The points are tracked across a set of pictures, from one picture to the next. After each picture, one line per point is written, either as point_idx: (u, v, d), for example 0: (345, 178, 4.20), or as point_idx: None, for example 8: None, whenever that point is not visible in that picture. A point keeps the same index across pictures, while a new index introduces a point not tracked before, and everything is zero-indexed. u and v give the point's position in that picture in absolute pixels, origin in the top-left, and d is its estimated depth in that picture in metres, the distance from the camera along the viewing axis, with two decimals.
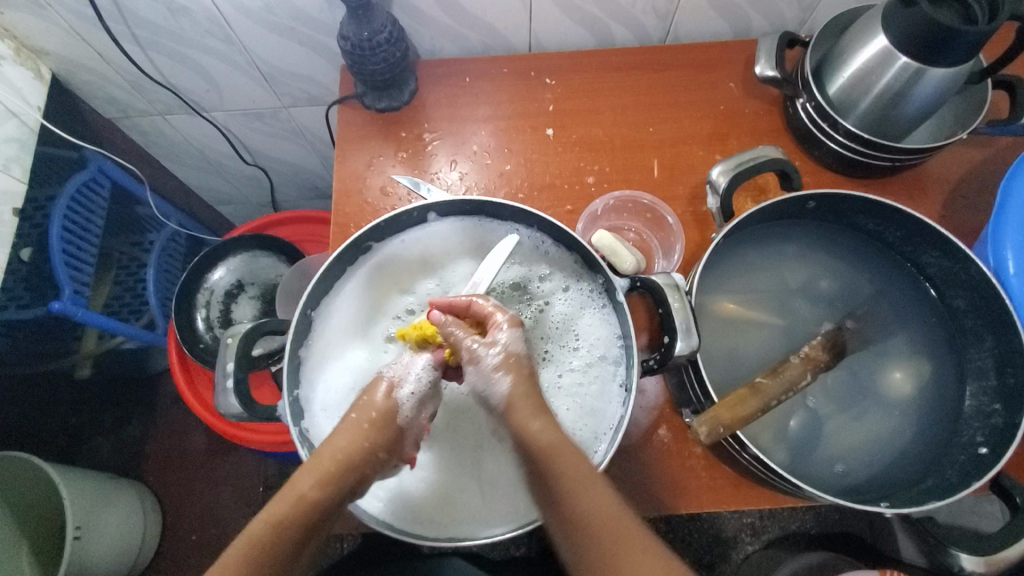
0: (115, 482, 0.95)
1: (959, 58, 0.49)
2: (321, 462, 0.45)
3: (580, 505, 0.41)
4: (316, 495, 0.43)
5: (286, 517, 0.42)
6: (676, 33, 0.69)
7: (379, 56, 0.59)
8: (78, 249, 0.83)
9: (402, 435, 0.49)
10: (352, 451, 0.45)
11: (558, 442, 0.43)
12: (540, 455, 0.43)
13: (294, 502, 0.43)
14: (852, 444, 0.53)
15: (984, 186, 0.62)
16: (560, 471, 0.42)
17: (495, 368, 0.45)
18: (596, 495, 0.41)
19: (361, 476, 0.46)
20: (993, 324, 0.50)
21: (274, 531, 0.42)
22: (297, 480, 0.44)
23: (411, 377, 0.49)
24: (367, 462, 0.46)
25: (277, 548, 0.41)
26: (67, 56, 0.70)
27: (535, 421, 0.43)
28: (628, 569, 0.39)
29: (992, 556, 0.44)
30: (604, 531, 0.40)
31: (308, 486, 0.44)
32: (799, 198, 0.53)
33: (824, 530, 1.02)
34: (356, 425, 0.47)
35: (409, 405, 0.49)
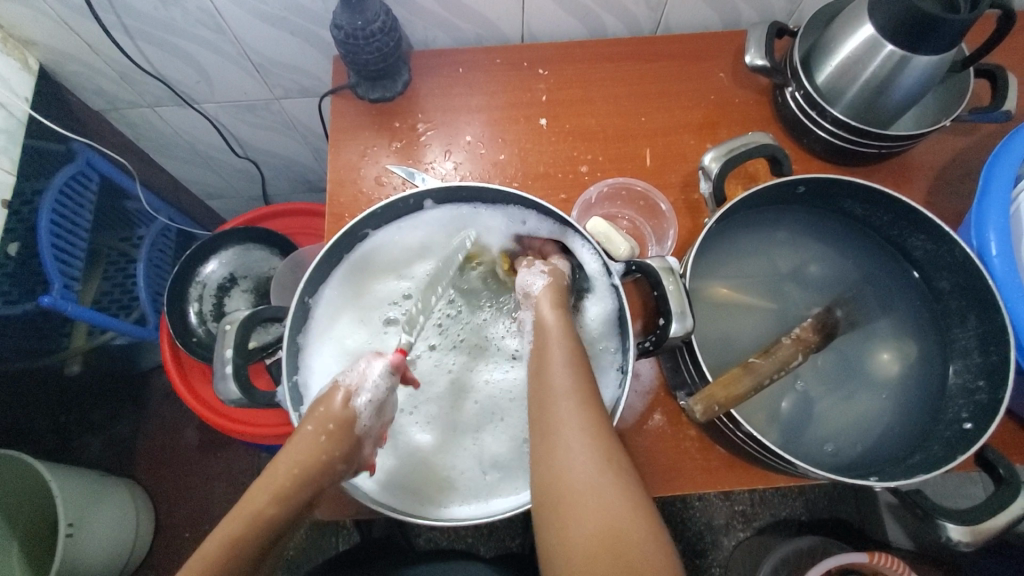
0: (106, 480, 0.94)
1: (943, 46, 0.50)
2: (276, 478, 0.45)
3: (553, 373, 0.46)
4: (273, 511, 0.44)
5: (243, 536, 0.43)
6: (667, 23, 0.70)
7: (373, 45, 0.59)
8: (66, 243, 0.82)
9: (359, 442, 0.49)
10: (310, 464, 0.46)
11: (560, 328, 0.50)
12: (543, 334, 0.50)
13: (251, 520, 0.44)
14: (841, 424, 0.54)
15: (967, 172, 0.64)
16: (552, 346, 0.48)
17: (536, 274, 0.54)
18: (567, 367, 0.46)
19: (318, 487, 0.46)
20: (977, 304, 0.51)
21: (231, 548, 0.42)
22: (252, 496, 0.45)
23: (368, 386, 0.49)
24: (325, 473, 0.46)
25: (235, 563, 0.42)
26: (54, 47, 0.69)
27: (550, 305, 0.51)
28: (569, 431, 0.43)
29: (977, 525, 0.45)
30: (565, 398, 0.45)
31: (264, 504, 0.44)
32: (790, 183, 0.53)
33: (814, 516, 1.02)
34: (312, 437, 0.46)
35: (368, 413, 0.49)
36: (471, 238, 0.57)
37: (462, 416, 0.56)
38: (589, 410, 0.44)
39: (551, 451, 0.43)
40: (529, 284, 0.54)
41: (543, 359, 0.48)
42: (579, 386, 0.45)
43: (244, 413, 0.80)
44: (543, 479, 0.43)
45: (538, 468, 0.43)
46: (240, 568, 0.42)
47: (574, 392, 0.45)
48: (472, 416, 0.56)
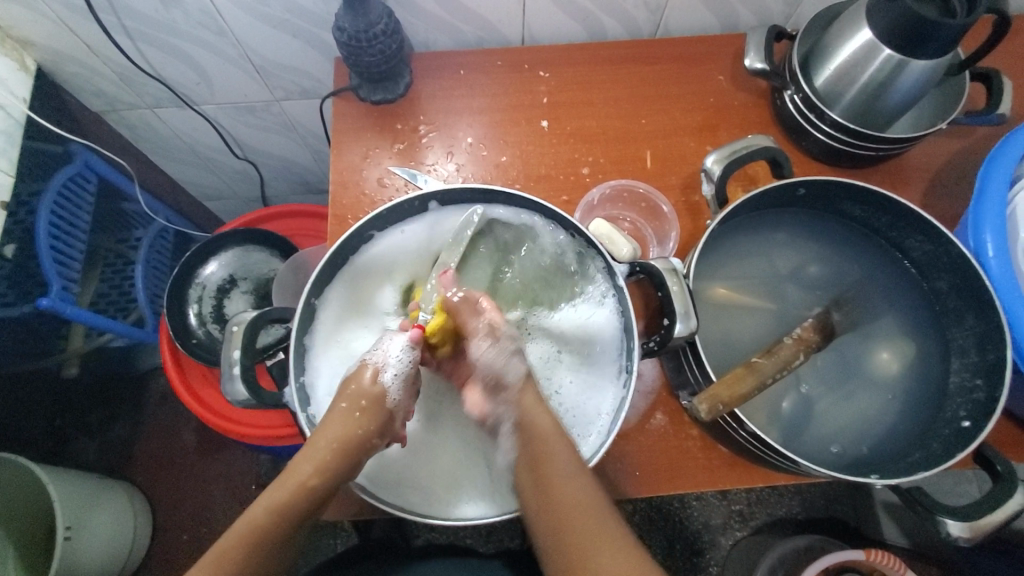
0: (103, 483, 0.94)
1: (940, 50, 0.51)
2: (317, 451, 0.46)
3: (560, 490, 0.45)
4: (316, 482, 0.46)
5: (287, 503, 0.45)
6: (666, 27, 0.71)
7: (375, 48, 0.59)
8: (63, 244, 0.81)
9: (391, 417, 0.50)
10: (347, 439, 0.47)
11: (556, 438, 0.47)
12: (537, 439, 0.48)
13: (295, 488, 0.45)
14: (841, 423, 0.55)
15: (962, 175, 0.65)
16: (547, 457, 0.47)
17: (509, 357, 0.50)
18: (575, 483, 0.46)
19: (357, 461, 0.47)
20: (974, 304, 0.52)
21: (276, 516, 0.44)
22: (295, 467, 0.46)
23: (393, 363, 0.50)
24: (362, 446, 0.47)
25: (279, 529, 0.44)
26: (52, 47, 0.69)
27: (533, 401, 0.49)
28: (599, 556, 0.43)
29: (975, 521, 0.46)
30: (584, 527, 0.44)
31: (308, 474, 0.46)
32: (790, 185, 0.54)
33: (811, 515, 1.03)
34: (349, 414, 0.48)
35: (395, 388, 0.50)
36: (478, 215, 0.56)
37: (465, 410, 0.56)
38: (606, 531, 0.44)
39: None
40: (501, 369, 0.50)
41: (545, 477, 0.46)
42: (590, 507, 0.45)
43: (244, 415, 0.81)
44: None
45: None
46: (286, 532, 0.44)
47: (589, 514, 0.45)
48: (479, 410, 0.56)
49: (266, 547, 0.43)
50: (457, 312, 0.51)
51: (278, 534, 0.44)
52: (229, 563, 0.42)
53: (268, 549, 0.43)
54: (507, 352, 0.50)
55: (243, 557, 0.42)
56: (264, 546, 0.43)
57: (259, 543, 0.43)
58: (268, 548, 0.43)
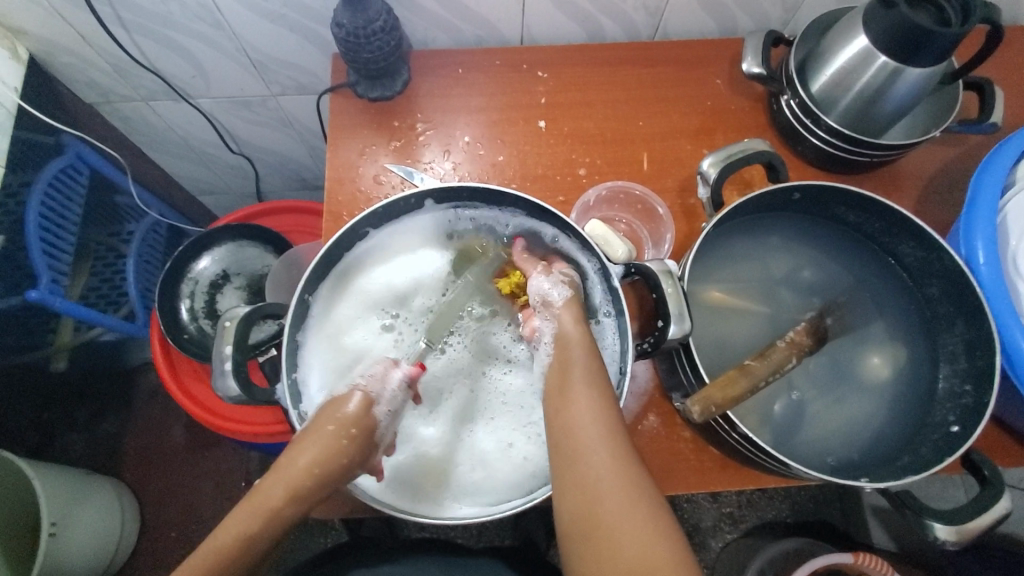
0: (90, 478, 0.92)
1: (934, 58, 0.52)
2: (291, 475, 0.45)
3: (577, 393, 0.47)
4: (291, 510, 0.45)
5: (257, 531, 0.43)
6: (664, 30, 0.71)
7: (374, 44, 0.59)
8: (53, 237, 0.80)
9: (375, 447, 0.51)
10: (327, 466, 0.46)
11: (584, 350, 0.50)
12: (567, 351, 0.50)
13: (266, 516, 0.44)
14: (833, 427, 0.55)
15: (955, 183, 0.66)
16: (573, 363, 0.49)
17: (555, 283, 0.54)
18: (593, 396, 0.46)
19: (334, 485, 0.47)
20: (965, 311, 0.53)
21: (244, 544, 0.42)
22: (267, 490, 0.45)
23: (382, 407, 0.52)
24: (343, 477, 0.47)
25: (245, 559, 0.42)
26: (45, 37, 0.68)
27: (572, 318, 0.51)
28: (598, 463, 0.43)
29: (961, 525, 0.46)
30: (589, 427, 0.45)
31: (281, 501, 0.45)
32: (785, 190, 0.55)
33: (800, 517, 1.04)
34: (335, 442, 0.47)
35: (384, 421, 0.52)
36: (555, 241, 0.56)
37: (457, 411, 0.56)
38: (614, 447, 0.44)
39: (578, 484, 0.43)
40: (547, 292, 0.54)
41: (566, 392, 0.48)
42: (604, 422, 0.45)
43: (234, 411, 0.80)
44: (573, 511, 0.43)
45: (567, 506, 0.43)
46: (254, 559, 0.43)
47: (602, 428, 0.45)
48: (472, 410, 0.56)
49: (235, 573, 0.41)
50: (522, 261, 0.57)
51: (245, 560, 0.42)
52: None
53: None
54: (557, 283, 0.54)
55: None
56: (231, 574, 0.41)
57: (224, 568, 0.41)
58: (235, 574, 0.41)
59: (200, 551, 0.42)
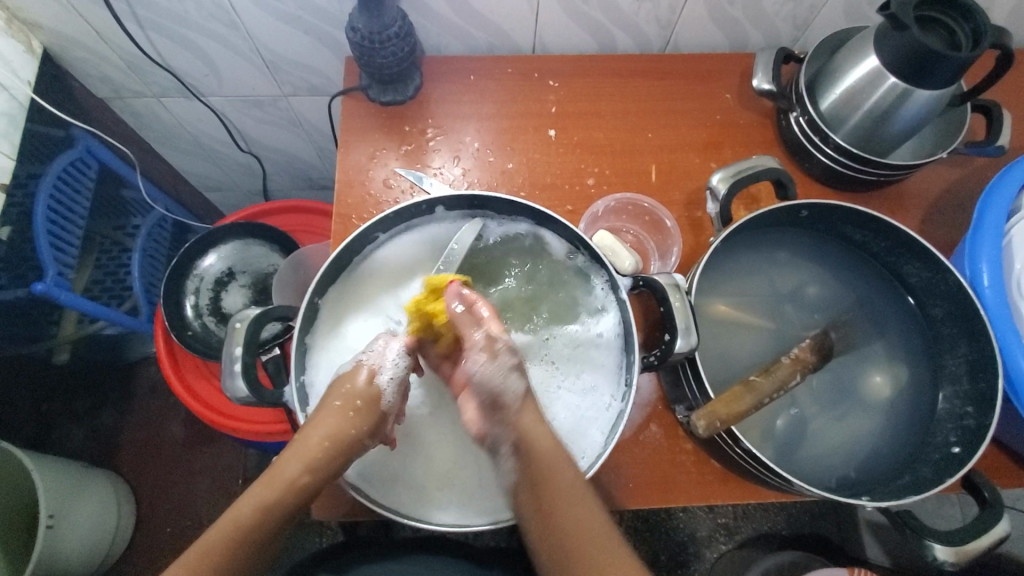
0: (88, 471, 0.93)
1: (943, 81, 0.52)
2: (305, 450, 0.46)
3: (536, 456, 0.45)
4: (305, 481, 0.46)
5: (275, 501, 0.45)
6: (676, 43, 0.72)
7: (388, 49, 0.60)
8: (60, 230, 0.81)
9: (383, 418, 0.49)
10: (338, 437, 0.47)
11: (557, 462, 0.45)
12: (542, 463, 0.45)
13: (283, 488, 0.46)
14: (834, 444, 0.55)
15: (960, 204, 0.66)
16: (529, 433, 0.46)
17: (504, 375, 0.46)
18: (581, 513, 0.44)
19: (346, 460, 0.47)
20: (968, 332, 0.53)
21: (263, 515, 0.44)
22: (284, 464, 0.47)
23: (388, 370, 0.50)
24: (354, 447, 0.47)
25: (265, 528, 0.44)
26: (61, 32, 0.68)
27: (534, 418, 0.47)
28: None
29: (961, 546, 0.46)
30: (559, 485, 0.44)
31: (297, 473, 0.46)
32: (793, 207, 0.55)
33: (795, 531, 1.04)
34: (343, 419, 0.47)
35: (391, 390, 0.50)
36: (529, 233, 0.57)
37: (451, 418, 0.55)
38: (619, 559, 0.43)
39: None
40: (499, 386, 0.46)
41: (547, 506, 0.44)
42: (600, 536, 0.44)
43: (236, 408, 0.81)
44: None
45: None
46: (274, 528, 0.45)
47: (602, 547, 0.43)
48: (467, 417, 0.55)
49: (254, 543, 0.44)
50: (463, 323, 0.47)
51: (265, 531, 0.44)
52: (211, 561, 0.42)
53: (254, 547, 0.44)
54: (506, 366, 0.47)
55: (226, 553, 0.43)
56: (249, 544, 0.43)
57: (244, 542, 0.43)
58: (256, 546, 0.44)
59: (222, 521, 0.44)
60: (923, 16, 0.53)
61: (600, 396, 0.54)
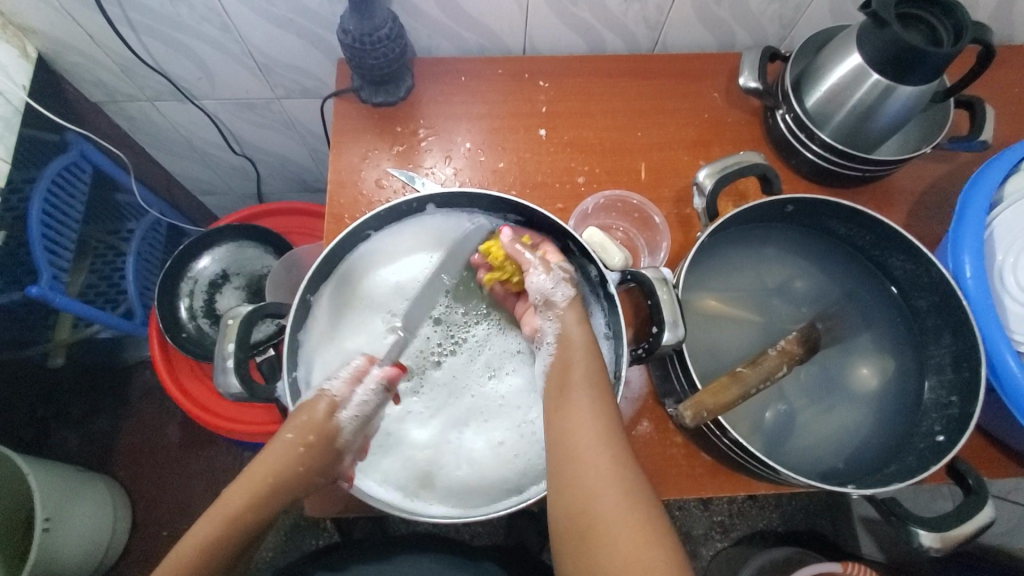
0: (83, 475, 0.92)
1: (926, 77, 0.53)
2: (249, 483, 0.46)
3: (572, 345, 0.51)
4: (248, 517, 0.45)
5: (216, 540, 0.43)
6: (664, 43, 0.73)
7: (379, 51, 0.60)
8: (54, 234, 0.81)
9: (339, 455, 0.49)
10: (285, 475, 0.47)
11: (584, 364, 0.49)
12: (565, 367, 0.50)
13: (225, 522, 0.44)
14: (821, 435, 0.56)
15: (945, 198, 0.67)
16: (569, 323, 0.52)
17: (557, 283, 0.52)
18: (590, 408, 0.46)
19: (295, 494, 0.48)
20: (951, 323, 0.54)
21: (202, 557, 0.43)
22: (226, 498, 0.45)
23: (348, 413, 0.50)
24: (302, 484, 0.48)
25: (206, 568, 0.43)
26: (55, 36, 0.68)
27: (575, 321, 0.52)
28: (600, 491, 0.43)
29: (946, 533, 0.47)
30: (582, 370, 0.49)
31: (241, 507, 0.45)
32: (779, 202, 0.56)
33: (790, 527, 1.05)
34: (289, 454, 0.47)
35: (350, 427, 0.50)
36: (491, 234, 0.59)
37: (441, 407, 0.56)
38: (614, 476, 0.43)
39: (578, 509, 0.43)
40: (550, 292, 0.53)
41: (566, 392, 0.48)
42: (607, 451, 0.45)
43: (230, 409, 0.81)
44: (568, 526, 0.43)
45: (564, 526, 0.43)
46: (218, 568, 0.43)
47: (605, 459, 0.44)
48: (463, 411, 0.56)
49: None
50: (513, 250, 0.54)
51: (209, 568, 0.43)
52: None
53: None
54: (558, 280, 0.53)
55: None
56: None
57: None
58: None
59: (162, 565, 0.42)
60: (904, 14, 0.54)
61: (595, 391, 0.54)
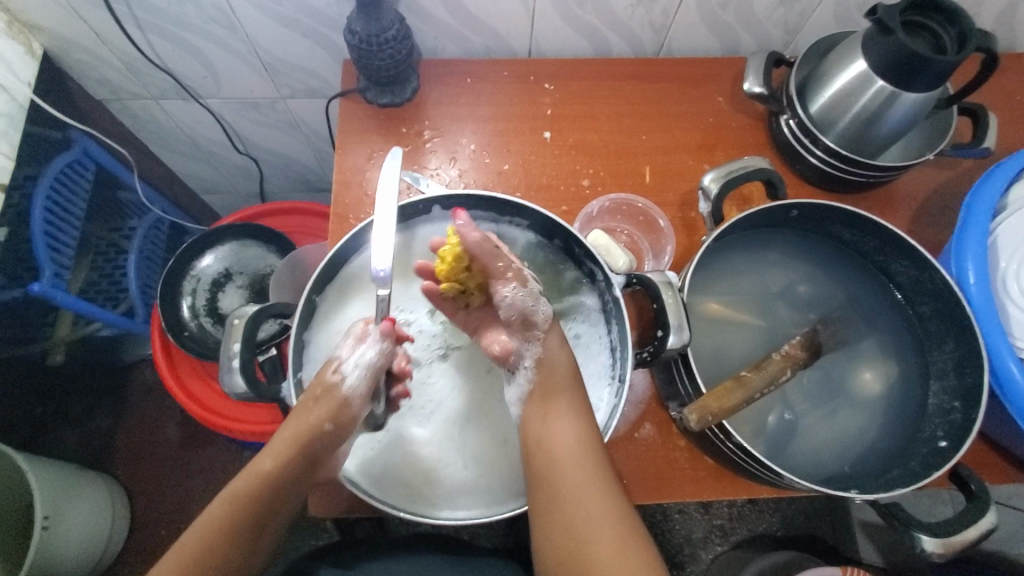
0: (82, 473, 0.92)
1: (929, 85, 0.53)
2: (277, 443, 0.51)
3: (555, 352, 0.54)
4: (270, 469, 0.49)
5: (244, 493, 0.48)
6: (669, 47, 0.73)
7: (385, 52, 0.60)
8: (57, 231, 0.81)
9: (347, 406, 0.52)
10: (299, 431, 0.50)
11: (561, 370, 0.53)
12: (548, 385, 0.52)
13: (254, 476, 0.49)
14: (823, 440, 0.56)
15: (947, 204, 0.67)
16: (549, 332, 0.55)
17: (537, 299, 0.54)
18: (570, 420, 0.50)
19: (316, 451, 0.50)
20: (954, 329, 0.54)
21: (231, 507, 0.47)
22: (258, 461, 0.50)
23: (348, 372, 0.51)
24: (313, 435, 0.50)
25: (235, 522, 0.46)
26: (61, 34, 0.68)
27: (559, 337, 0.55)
28: (581, 490, 0.48)
29: (948, 539, 0.47)
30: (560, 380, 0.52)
31: (265, 464, 0.49)
32: (784, 207, 0.56)
33: (790, 532, 1.05)
34: (307, 412, 0.51)
35: (354, 377, 0.51)
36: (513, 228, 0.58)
37: (430, 408, 0.56)
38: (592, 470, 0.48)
39: (552, 495, 0.48)
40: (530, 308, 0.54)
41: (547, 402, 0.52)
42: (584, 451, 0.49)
43: (229, 408, 0.81)
44: (548, 519, 0.48)
45: (546, 519, 0.48)
46: (247, 521, 0.47)
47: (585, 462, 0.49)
48: (456, 413, 0.56)
49: (237, 529, 0.46)
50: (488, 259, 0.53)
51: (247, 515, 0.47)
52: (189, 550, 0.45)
53: (229, 544, 0.46)
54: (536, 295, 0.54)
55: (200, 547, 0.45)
56: (222, 537, 0.46)
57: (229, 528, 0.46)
58: (241, 533, 0.46)
59: (200, 523, 0.47)
60: (909, 21, 0.54)
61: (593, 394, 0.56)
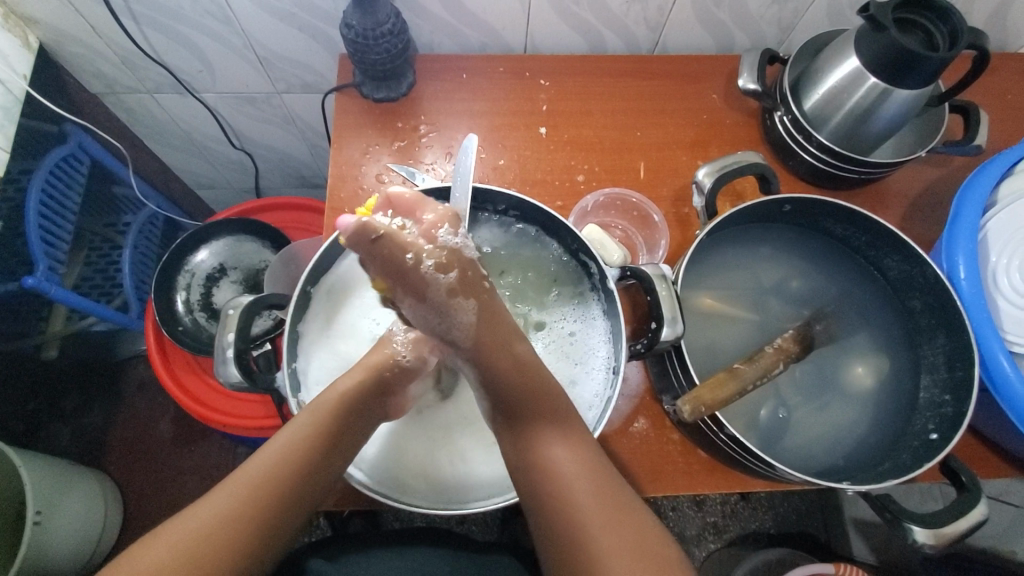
0: (75, 469, 0.92)
1: (920, 81, 0.54)
2: (358, 370, 0.50)
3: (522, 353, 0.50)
4: (352, 396, 0.48)
5: (328, 423, 0.46)
6: (664, 44, 0.73)
7: (381, 46, 0.60)
8: (51, 225, 0.81)
9: (410, 361, 0.52)
10: (377, 364, 0.51)
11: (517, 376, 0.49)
12: (516, 405, 0.49)
13: (334, 400, 0.48)
14: (816, 434, 0.56)
15: (939, 202, 0.68)
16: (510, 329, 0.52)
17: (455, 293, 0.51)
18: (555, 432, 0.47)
19: (391, 384, 0.51)
20: (945, 324, 0.55)
21: (317, 430, 0.46)
22: (335, 384, 0.49)
23: (399, 334, 0.54)
24: (387, 368, 0.51)
25: (308, 455, 0.45)
26: (57, 27, 0.68)
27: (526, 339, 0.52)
28: (582, 495, 0.44)
29: (939, 529, 0.47)
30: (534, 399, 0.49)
31: (346, 387, 0.48)
32: (777, 201, 0.57)
33: (783, 530, 1.05)
34: (311, 413, 0.46)
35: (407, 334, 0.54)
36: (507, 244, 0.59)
37: (434, 417, 0.56)
38: (596, 480, 0.45)
39: (555, 515, 0.44)
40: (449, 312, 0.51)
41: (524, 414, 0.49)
42: (584, 461, 0.46)
43: (224, 402, 0.81)
44: (555, 536, 0.44)
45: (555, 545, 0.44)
46: (319, 453, 0.45)
47: (583, 467, 0.46)
48: (449, 419, 0.56)
49: (298, 473, 0.44)
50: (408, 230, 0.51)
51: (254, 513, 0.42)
52: (253, 496, 0.42)
53: (290, 486, 0.44)
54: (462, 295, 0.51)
55: (261, 488, 0.43)
56: (288, 479, 0.44)
57: (232, 526, 0.41)
58: (244, 535, 0.41)
59: (261, 458, 0.45)
60: (902, 17, 0.54)
61: (580, 395, 0.54)
